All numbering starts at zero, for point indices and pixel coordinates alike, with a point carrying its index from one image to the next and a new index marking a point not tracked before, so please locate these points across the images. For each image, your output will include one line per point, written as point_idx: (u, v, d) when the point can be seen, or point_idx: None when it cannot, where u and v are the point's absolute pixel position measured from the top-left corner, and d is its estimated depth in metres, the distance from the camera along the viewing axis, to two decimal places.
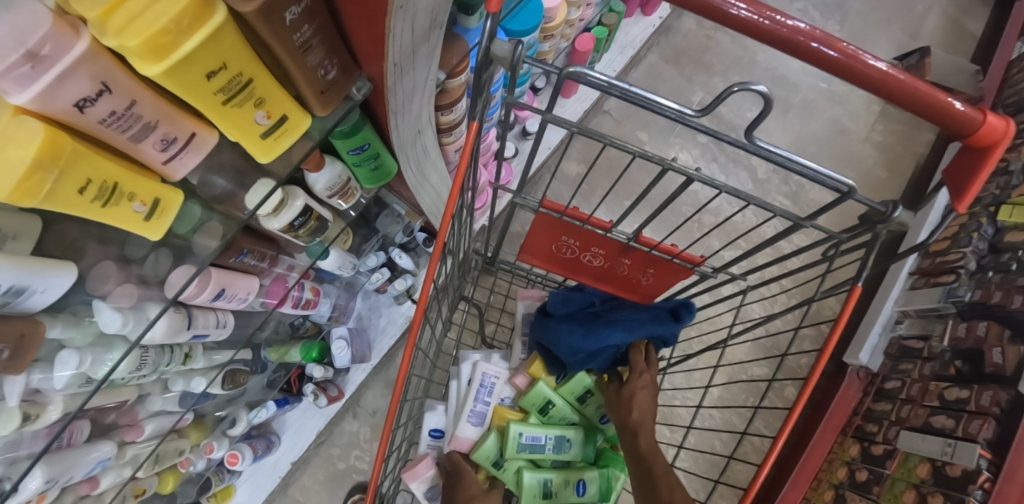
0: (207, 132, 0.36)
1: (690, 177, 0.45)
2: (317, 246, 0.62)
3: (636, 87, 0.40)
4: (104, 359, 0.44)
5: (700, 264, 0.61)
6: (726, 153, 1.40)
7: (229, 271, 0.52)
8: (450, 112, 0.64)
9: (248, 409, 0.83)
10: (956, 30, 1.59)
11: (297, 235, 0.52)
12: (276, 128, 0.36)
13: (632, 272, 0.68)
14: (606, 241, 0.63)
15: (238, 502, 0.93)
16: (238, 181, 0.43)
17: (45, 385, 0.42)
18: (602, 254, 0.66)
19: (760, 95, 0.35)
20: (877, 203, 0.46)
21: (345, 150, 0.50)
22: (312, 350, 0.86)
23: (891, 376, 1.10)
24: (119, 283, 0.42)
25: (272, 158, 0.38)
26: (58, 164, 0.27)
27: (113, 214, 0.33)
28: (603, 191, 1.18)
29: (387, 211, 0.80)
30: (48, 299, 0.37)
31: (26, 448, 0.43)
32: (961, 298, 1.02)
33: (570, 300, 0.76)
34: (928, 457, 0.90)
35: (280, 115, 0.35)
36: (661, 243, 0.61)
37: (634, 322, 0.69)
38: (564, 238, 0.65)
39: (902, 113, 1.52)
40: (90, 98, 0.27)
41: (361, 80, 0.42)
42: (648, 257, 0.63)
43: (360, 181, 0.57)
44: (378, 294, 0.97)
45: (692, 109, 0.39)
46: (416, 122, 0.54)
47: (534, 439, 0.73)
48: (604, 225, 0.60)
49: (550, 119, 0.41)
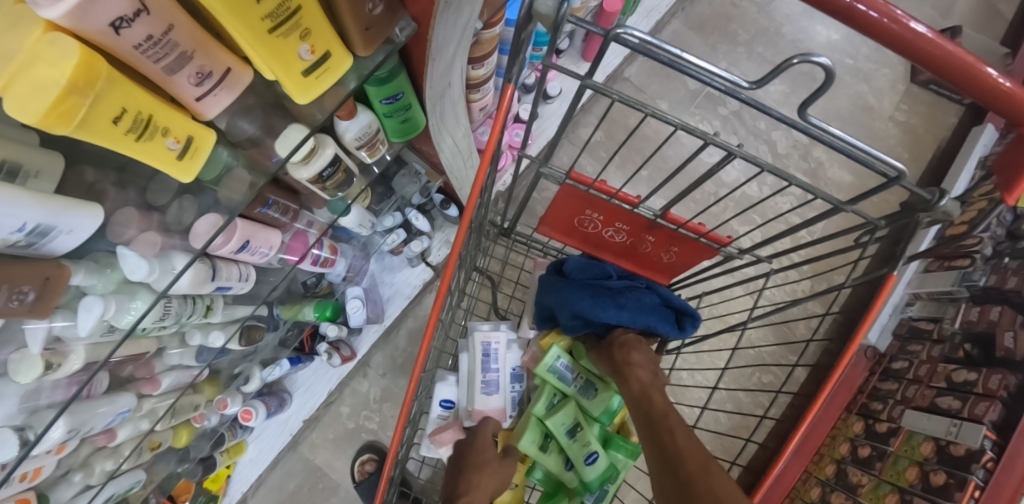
0: (242, 68, 0.34)
1: (732, 153, 0.44)
2: (339, 202, 0.60)
3: (687, 53, 0.36)
4: (127, 307, 0.43)
5: (728, 244, 0.56)
6: (746, 126, 1.37)
7: (254, 223, 0.50)
8: (480, 66, 0.61)
9: (262, 366, 0.84)
10: (991, 7, 1.53)
11: (324, 187, 0.50)
12: (318, 65, 0.34)
13: (656, 251, 0.63)
14: (631, 217, 0.57)
15: (251, 456, 0.95)
16: (266, 127, 0.41)
17: (67, 333, 0.41)
18: (625, 230, 0.60)
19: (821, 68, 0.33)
20: (924, 191, 0.43)
21: (378, 99, 0.48)
22: (326, 308, 0.84)
23: (897, 357, 1.11)
24: (141, 230, 0.40)
25: (313, 100, 0.37)
26: (94, 89, 0.25)
27: (146, 151, 0.31)
28: (620, 160, 1.15)
29: (404, 170, 0.78)
30: (73, 242, 0.35)
31: (46, 397, 0.42)
32: (975, 282, 1.02)
33: (591, 265, 0.70)
34: (933, 436, 0.92)
35: (324, 51, 0.34)
36: (689, 221, 0.55)
37: (642, 303, 0.66)
38: (587, 212, 0.58)
39: (926, 93, 1.48)
40: (127, 18, 0.25)
41: (404, 21, 0.40)
42: (673, 236, 0.57)
43: (388, 133, 0.55)
44: (392, 256, 0.95)
45: (747, 81, 0.36)
46: (448, 74, 0.50)
47: (564, 375, 0.74)
48: (632, 200, 0.54)
49: (590, 85, 0.38)
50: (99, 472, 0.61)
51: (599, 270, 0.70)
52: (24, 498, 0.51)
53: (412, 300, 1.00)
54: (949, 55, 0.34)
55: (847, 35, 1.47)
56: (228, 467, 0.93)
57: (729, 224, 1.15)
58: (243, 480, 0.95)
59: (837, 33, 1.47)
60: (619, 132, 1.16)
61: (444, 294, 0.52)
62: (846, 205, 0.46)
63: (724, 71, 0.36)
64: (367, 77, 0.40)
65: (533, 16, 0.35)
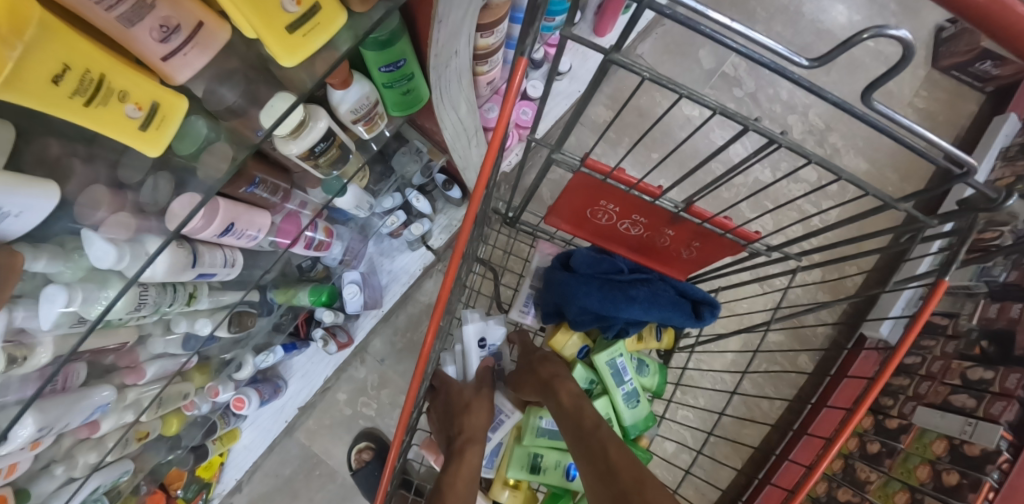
0: (217, 25, 0.29)
1: (776, 142, 0.39)
2: (335, 181, 0.56)
3: (737, 24, 0.30)
4: (99, 297, 0.38)
5: (756, 241, 0.51)
6: (761, 109, 1.31)
7: (239, 204, 0.46)
8: (489, 34, 0.56)
9: (255, 353, 0.80)
10: None
11: (316, 164, 0.45)
12: (306, 20, 0.29)
13: (674, 245, 0.57)
14: (651, 210, 0.52)
15: (246, 443, 0.92)
16: (250, 96, 0.36)
17: (31, 325, 0.36)
18: (644, 223, 0.55)
19: (900, 40, 0.27)
20: (989, 188, 0.40)
21: (376, 66, 0.43)
22: (321, 294, 0.78)
23: (909, 352, 1.08)
24: (113, 211, 0.36)
25: (299, 63, 0.32)
26: (21, 39, 0.20)
27: (100, 119, 0.26)
28: (631, 143, 1.10)
29: (405, 148, 0.73)
30: (26, 224, 0.30)
31: (14, 393, 0.38)
32: (995, 277, 0.97)
33: (599, 261, 0.66)
34: (946, 434, 0.89)
35: (312, 2, 0.29)
36: (717, 216, 0.50)
37: (654, 299, 0.62)
38: (602, 203, 0.53)
39: (948, 79, 1.42)
40: None
41: None
42: (697, 230, 0.52)
43: (387, 106, 0.50)
44: (391, 239, 0.91)
45: (804, 59, 0.31)
46: (454, 41, 0.45)
47: (621, 372, 0.69)
48: (653, 192, 0.49)
49: (618, 60, 0.32)
50: (82, 464, 0.57)
51: (609, 263, 0.66)
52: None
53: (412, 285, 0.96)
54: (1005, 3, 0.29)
55: (870, 14, 1.39)
56: (221, 455, 0.90)
57: (742, 213, 1.10)
58: (237, 467, 0.92)
59: (858, 12, 1.40)
60: (631, 117, 1.11)
61: (455, 273, 0.47)
62: (898, 202, 0.42)
63: (779, 46, 0.31)
64: (363, 38, 0.36)
65: None
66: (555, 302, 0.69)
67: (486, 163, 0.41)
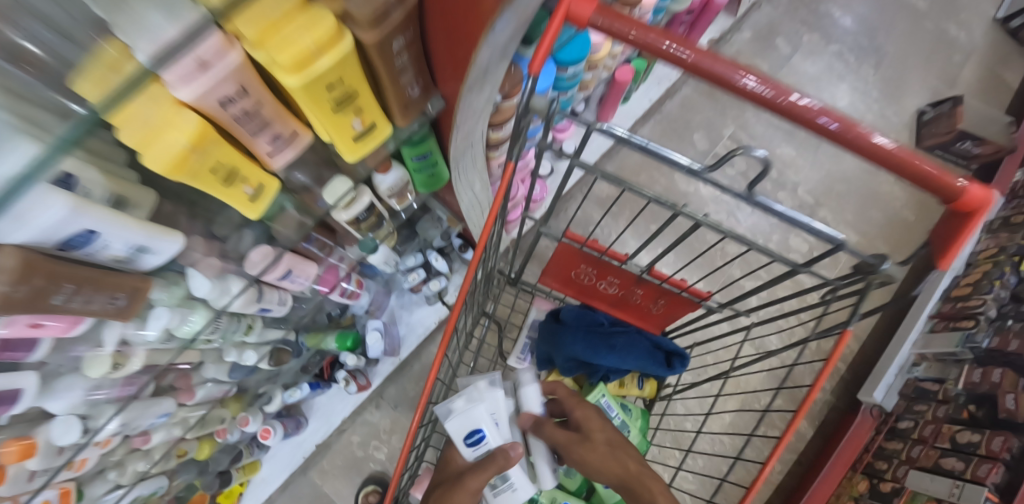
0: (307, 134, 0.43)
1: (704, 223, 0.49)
2: (369, 241, 0.68)
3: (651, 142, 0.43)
4: (187, 319, 0.51)
5: (708, 298, 0.62)
6: (753, 185, 1.44)
7: (298, 256, 0.59)
8: (500, 129, 0.70)
9: (283, 388, 0.90)
10: (994, 79, 1.62)
11: (359, 227, 0.59)
12: (365, 133, 0.43)
13: (646, 302, 0.67)
14: (622, 273, 0.63)
15: (263, 477, 0.99)
16: (315, 176, 0.49)
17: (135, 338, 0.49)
18: (618, 283, 0.65)
19: (759, 158, 0.41)
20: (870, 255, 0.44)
21: (410, 156, 0.57)
22: (346, 339, 0.91)
23: (904, 416, 1.11)
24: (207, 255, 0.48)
25: (357, 158, 0.46)
26: (201, 147, 0.34)
27: (228, 193, 0.40)
28: (629, 214, 1.23)
29: (429, 216, 0.87)
30: (159, 260, 0.43)
31: (104, 390, 0.51)
32: (978, 344, 1.03)
33: (584, 315, 0.76)
34: (936, 497, 0.91)
35: (371, 122, 0.43)
36: (672, 277, 0.62)
37: (632, 349, 0.71)
38: (583, 266, 0.64)
39: (932, 159, 1.53)
40: (231, 98, 0.33)
41: (436, 98, 0.49)
42: (659, 289, 0.63)
43: (416, 185, 0.63)
44: (412, 294, 1.03)
45: (701, 165, 0.42)
46: (472, 135, 0.58)
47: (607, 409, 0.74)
48: (620, 257, 0.61)
49: (577, 163, 0.45)
50: (131, 471, 0.67)
51: (593, 316, 0.76)
52: (64, 488, 0.58)
53: (427, 337, 1.06)
54: (845, 130, 0.38)
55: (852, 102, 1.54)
56: (241, 485, 0.97)
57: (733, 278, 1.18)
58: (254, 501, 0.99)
59: (840, 102, 1.56)
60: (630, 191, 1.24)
61: (457, 316, 0.58)
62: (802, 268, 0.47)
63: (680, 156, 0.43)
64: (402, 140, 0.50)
65: (528, 110, 0.43)
66: (547, 350, 0.78)
67: (484, 230, 0.53)
